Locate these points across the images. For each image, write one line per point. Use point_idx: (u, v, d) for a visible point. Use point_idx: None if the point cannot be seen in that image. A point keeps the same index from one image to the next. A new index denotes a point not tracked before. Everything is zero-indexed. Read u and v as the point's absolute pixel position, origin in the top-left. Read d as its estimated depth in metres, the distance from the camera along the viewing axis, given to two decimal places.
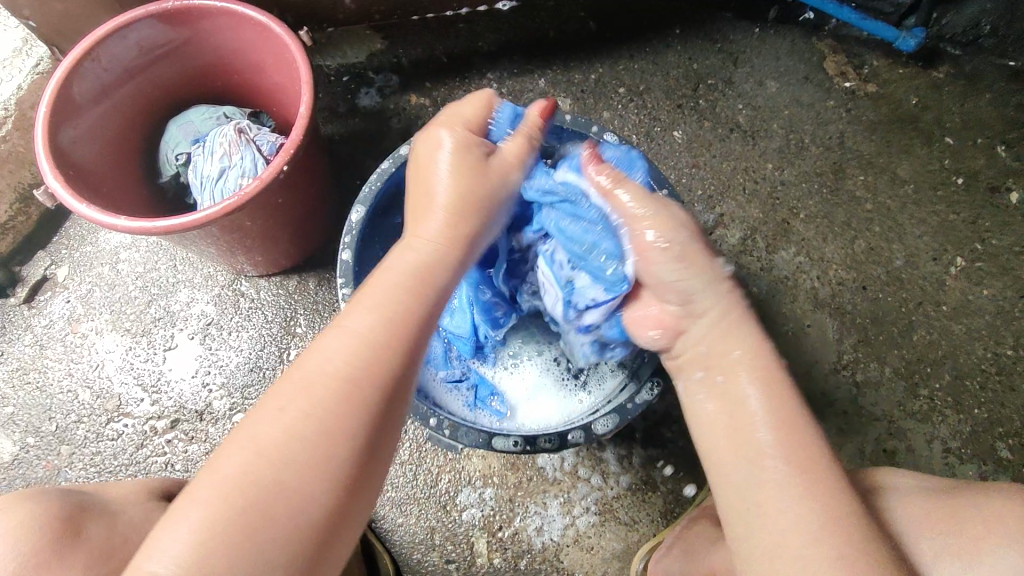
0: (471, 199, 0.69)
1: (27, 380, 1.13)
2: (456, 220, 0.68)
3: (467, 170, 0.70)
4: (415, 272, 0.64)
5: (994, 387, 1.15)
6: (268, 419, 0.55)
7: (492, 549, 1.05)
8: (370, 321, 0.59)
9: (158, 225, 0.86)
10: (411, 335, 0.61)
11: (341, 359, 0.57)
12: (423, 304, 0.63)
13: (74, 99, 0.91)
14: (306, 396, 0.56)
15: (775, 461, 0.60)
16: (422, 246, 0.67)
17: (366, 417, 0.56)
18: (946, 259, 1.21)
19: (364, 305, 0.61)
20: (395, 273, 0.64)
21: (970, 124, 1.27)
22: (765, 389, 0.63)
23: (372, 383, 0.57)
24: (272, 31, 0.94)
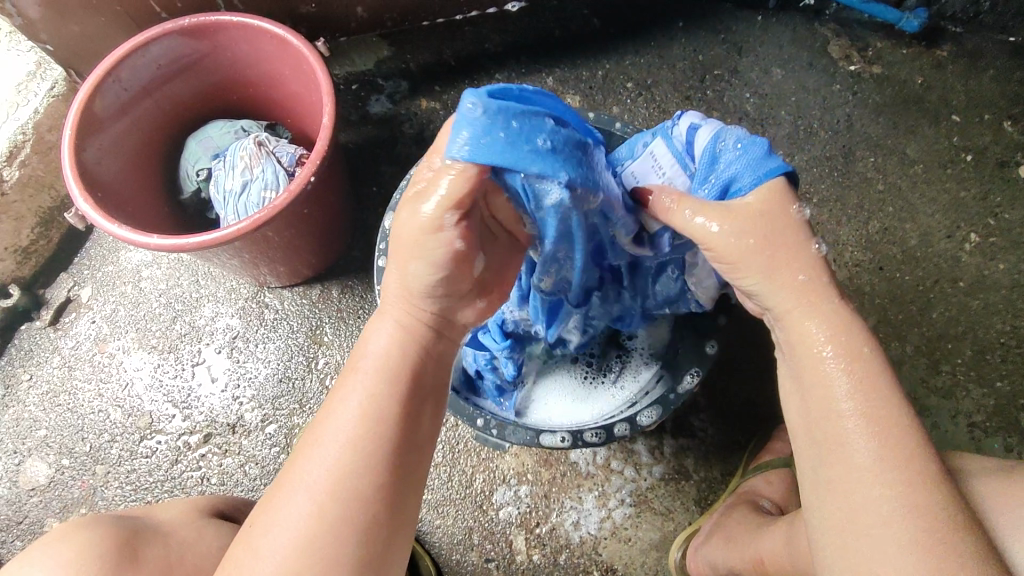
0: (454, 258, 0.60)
1: (57, 403, 1.13)
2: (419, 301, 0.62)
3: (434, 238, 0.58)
4: (383, 360, 0.61)
5: (1014, 359, 1.16)
6: (267, 532, 0.56)
7: (531, 545, 1.06)
8: (346, 428, 0.58)
9: (190, 241, 0.87)
10: (390, 426, 0.58)
11: (344, 411, 0.58)
12: (394, 395, 0.59)
13: (98, 120, 0.91)
14: (293, 509, 0.56)
15: (872, 469, 0.57)
16: (386, 336, 0.62)
17: (356, 522, 0.55)
18: (959, 236, 1.22)
19: (338, 411, 0.59)
20: (363, 367, 0.61)
21: (975, 101, 1.29)
22: (860, 395, 0.59)
23: (352, 488, 0.56)
24: (290, 43, 0.95)
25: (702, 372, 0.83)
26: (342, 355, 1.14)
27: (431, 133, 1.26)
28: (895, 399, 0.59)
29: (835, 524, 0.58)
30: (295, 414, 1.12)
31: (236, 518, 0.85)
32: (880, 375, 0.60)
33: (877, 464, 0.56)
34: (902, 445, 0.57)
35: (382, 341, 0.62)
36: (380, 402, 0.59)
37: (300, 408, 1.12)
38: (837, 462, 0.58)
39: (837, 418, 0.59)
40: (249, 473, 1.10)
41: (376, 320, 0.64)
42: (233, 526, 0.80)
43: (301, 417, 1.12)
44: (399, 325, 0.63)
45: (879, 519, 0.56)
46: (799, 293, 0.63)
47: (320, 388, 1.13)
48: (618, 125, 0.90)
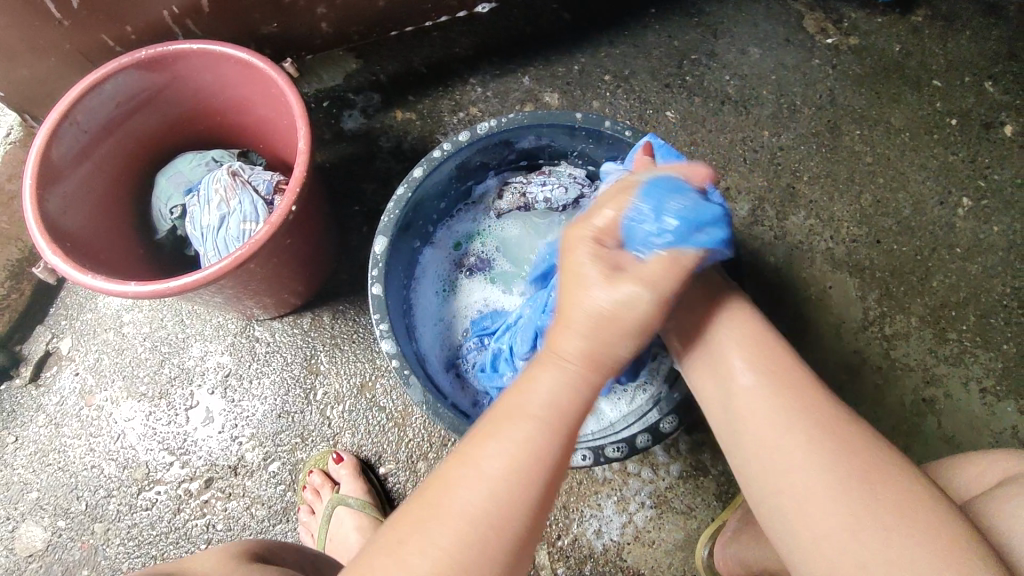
0: (613, 322, 0.56)
1: (47, 463, 1.08)
2: (604, 343, 0.56)
3: (621, 284, 0.55)
4: (554, 405, 0.55)
5: (1018, 320, 1.15)
6: (417, 548, 0.50)
7: (554, 559, 1.04)
8: (505, 461, 0.53)
9: (171, 284, 0.82)
10: (555, 462, 0.54)
11: (500, 448, 0.53)
12: (560, 440, 0.55)
13: (58, 167, 0.86)
14: (433, 528, 0.51)
15: (767, 404, 0.60)
16: (559, 373, 0.56)
17: (498, 557, 0.50)
18: (952, 201, 1.21)
19: (499, 445, 0.53)
20: (530, 402, 0.55)
21: (954, 64, 1.27)
22: (744, 346, 0.64)
23: (500, 524, 0.51)
24: (254, 66, 0.90)
25: None
26: (340, 383, 1.10)
27: (409, 145, 1.22)
28: (792, 359, 0.63)
29: (765, 496, 0.58)
30: (299, 449, 1.08)
31: (277, 562, 0.79)
32: (773, 340, 0.65)
33: (775, 405, 0.59)
34: (780, 372, 0.62)
35: (554, 375, 0.56)
36: (544, 443, 0.54)
37: (302, 442, 1.08)
38: (745, 413, 0.61)
39: (724, 371, 0.64)
40: (257, 514, 1.06)
41: (545, 360, 0.57)
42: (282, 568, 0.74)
43: (305, 451, 1.08)
44: (574, 368, 0.56)
45: (809, 475, 0.55)
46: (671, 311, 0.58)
47: (321, 419, 1.09)
48: (606, 122, 0.85)
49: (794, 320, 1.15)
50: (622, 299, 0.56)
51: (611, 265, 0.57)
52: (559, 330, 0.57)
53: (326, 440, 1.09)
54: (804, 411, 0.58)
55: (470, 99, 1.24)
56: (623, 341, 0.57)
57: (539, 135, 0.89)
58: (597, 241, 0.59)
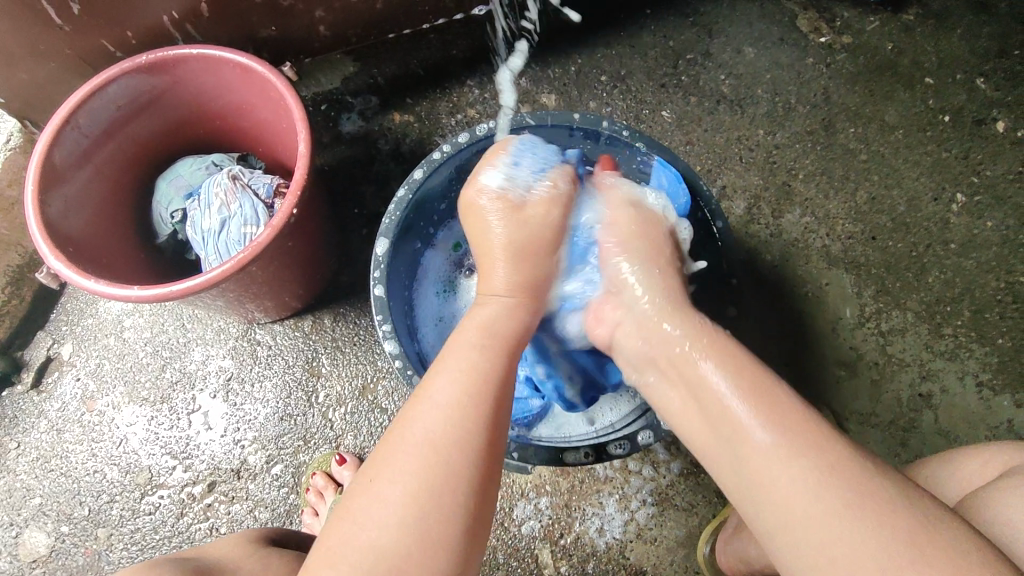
0: (526, 247, 0.74)
1: (49, 468, 1.08)
2: (524, 269, 0.73)
3: (528, 212, 0.74)
4: (487, 334, 0.67)
5: (1012, 314, 1.16)
6: (385, 467, 0.56)
7: (557, 557, 1.04)
8: (455, 391, 0.60)
9: (173, 288, 0.83)
10: (498, 380, 0.62)
11: (447, 377, 0.61)
12: (499, 367, 0.64)
13: (59, 172, 0.86)
14: (399, 462, 0.56)
15: (795, 469, 0.55)
16: (493, 306, 0.71)
17: (465, 481, 0.55)
18: (946, 198, 1.22)
19: (448, 379, 0.61)
20: (467, 339, 0.66)
21: (946, 62, 1.28)
22: (747, 397, 0.60)
23: (461, 448, 0.57)
24: (254, 70, 0.91)
25: None
26: (342, 385, 1.11)
27: (408, 148, 1.22)
28: (771, 377, 0.63)
29: (765, 517, 0.56)
30: (301, 452, 1.09)
31: (288, 544, 0.81)
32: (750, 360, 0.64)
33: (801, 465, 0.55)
34: (797, 425, 0.58)
35: (485, 311, 0.70)
36: (484, 371, 0.62)
37: (305, 445, 1.09)
38: (766, 480, 0.56)
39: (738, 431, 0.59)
40: (260, 517, 1.06)
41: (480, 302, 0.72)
42: (292, 552, 0.76)
43: (307, 454, 1.08)
44: (508, 299, 0.71)
45: (847, 542, 0.51)
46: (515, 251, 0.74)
47: (324, 421, 1.10)
48: (604, 123, 0.86)
49: (791, 316, 1.16)
50: (525, 222, 0.74)
51: (513, 203, 0.74)
52: (487, 272, 0.73)
53: (328, 442, 1.09)
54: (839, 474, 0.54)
55: (468, 101, 1.25)
56: (538, 260, 0.74)
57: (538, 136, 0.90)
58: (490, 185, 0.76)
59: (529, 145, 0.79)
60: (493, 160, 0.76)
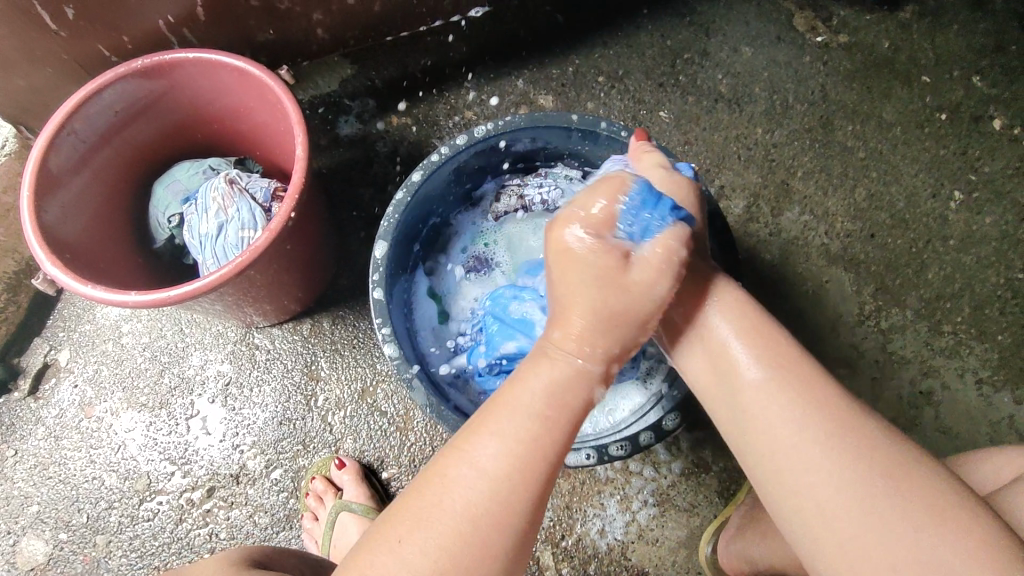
0: (620, 316, 0.61)
1: (47, 475, 1.08)
2: (605, 337, 0.61)
3: (637, 277, 0.62)
4: (552, 402, 0.59)
5: (1012, 311, 1.16)
6: (419, 529, 0.54)
7: (559, 559, 1.04)
8: (505, 460, 0.56)
9: (171, 293, 0.82)
10: (552, 451, 0.58)
11: (502, 445, 0.56)
12: (559, 436, 0.58)
13: (55, 177, 0.86)
14: (432, 526, 0.54)
15: (793, 418, 0.59)
16: (567, 368, 0.61)
17: (498, 555, 0.54)
18: (944, 194, 1.22)
19: (497, 441, 0.57)
20: (529, 400, 0.59)
21: (943, 59, 1.29)
22: (757, 349, 0.64)
23: (500, 523, 0.54)
24: (251, 74, 0.90)
25: None
26: (341, 389, 1.10)
27: (406, 150, 1.22)
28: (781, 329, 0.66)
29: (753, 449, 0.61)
30: (301, 456, 1.08)
31: (274, 566, 0.78)
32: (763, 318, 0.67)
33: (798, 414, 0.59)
34: (802, 378, 0.61)
35: (551, 369, 0.60)
36: (544, 442, 0.57)
37: (304, 449, 1.08)
38: (762, 426, 0.60)
39: (740, 381, 0.63)
40: (260, 522, 1.06)
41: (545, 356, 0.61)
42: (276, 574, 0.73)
43: (307, 458, 1.08)
44: (579, 365, 0.61)
45: (834, 483, 0.55)
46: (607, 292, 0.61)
47: (323, 425, 1.09)
48: (602, 123, 0.86)
49: (791, 315, 1.16)
50: (627, 288, 0.62)
51: (621, 260, 0.62)
52: (563, 320, 0.62)
53: (328, 446, 1.08)
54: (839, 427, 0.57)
55: (465, 102, 1.25)
56: (631, 328, 0.62)
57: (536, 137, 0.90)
58: (597, 234, 0.63)
59: (645, 187, 0.66)
60: (600, 209, 0.64)
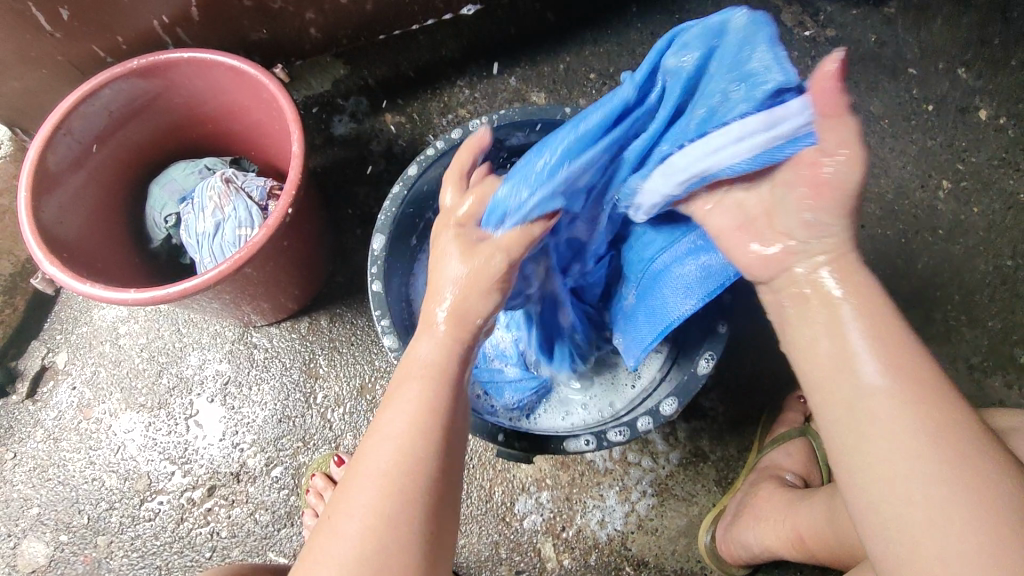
0: (475, 282, 0.64)
1: (47, 477, 1.08)
2: (462, 308, 0.64)
3: (476, 254, 0.64)
4: (433, 362, 0.62)
5: (1000, 297, 1.18)
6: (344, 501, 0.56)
7: (560, 551, 1.05)
8: (400, 419, 0.58)
9: (169, 291, 0.83)
10: (443, 409, 0.59)
11: (395, 412, 0.59)
12: (446, 389, 0.61)
13: (52, 176, 0.86)
14: (355, 498, 0.55)
15: (913, 433, 0.49)
16: (432, 337, 0.64)
17: (418, 508, 0.54)
18: (932, 184, 1.24)
19: (396, 409, 0.59)
20: (413, 366, 0.62)
21: (929, 52, 1.30)
22: (878, 347, 0.53)
23: (414, 479, 0.55)
24: (246, 73, 0.91)
25: (717, 353, 0.80)
26: (340, 386, 1.11)
27: (400, 148, 1.23)
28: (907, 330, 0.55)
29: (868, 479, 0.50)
30: (300, 453, 1.09)
31: None
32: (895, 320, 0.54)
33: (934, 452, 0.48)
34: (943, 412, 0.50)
35: (433, 343, 0.63)
36: (434, 397, 0.60)
37: (304, 446, 1.09)
38: (878, 435, 0.50)
39: (847, 374, 0.53)
40: (261, 520, 1.06)
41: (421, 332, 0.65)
42: None
43: (307, 455, 1.08)
44: (443, 333, 0.64)
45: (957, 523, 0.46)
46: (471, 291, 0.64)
47: (322, 422, 1.10)
48: None
49: None
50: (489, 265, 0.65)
51: (470, 242, 0.66)
52: (430, 301, 0.65)
53: (328, 443, 1.09)
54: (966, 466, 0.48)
55: (459, 100, 1.26)
56: (481, 296, 0.64)
57: (531, 131, 0.91)
58: (460, 224, 0.67)
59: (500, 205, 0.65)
60: (461, 206, 0.68)
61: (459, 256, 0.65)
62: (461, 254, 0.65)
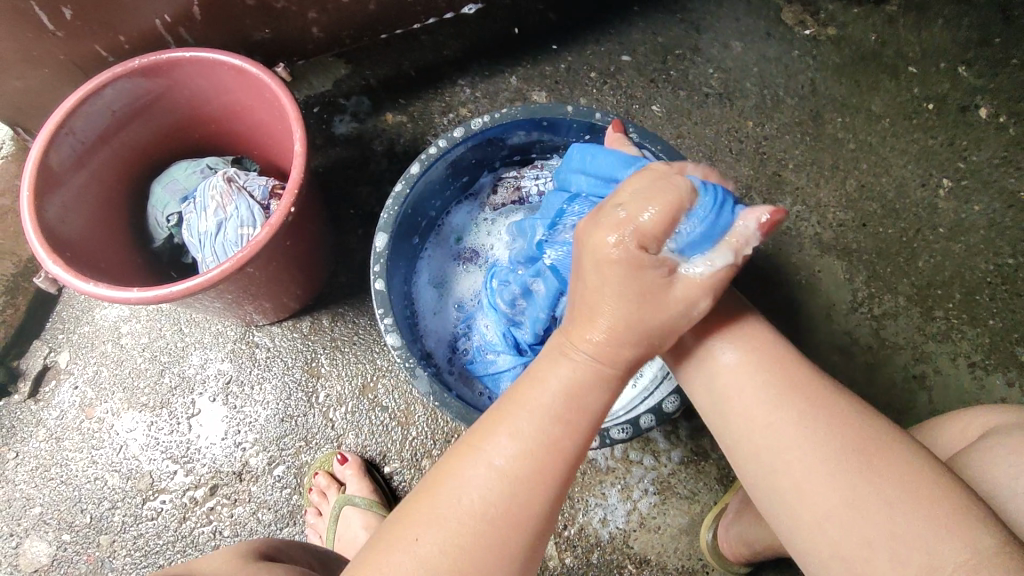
0: (646, 306, 0.58)
1: (49, 477, 1.08)
2: (614, 342, 0.58)
3: (663, 276, 0.57)
4: (567, 400, 0.58)
5: (1001, 295, 1.18)
6: (431, 524, 0.55)
7: (562, 549, 1.05)
8: (514, 460, 0.56)
9: (172, 290, 0.83)
10: (563, 460, 0.58)
11: (511, 450, 0.57)
12: (574, 435, 0.58)
13: (55, 176, 0.86)
14: (446, 529, 0.54)
15: (784, 423, 0.59)
16: (572, 367, 0.59)
17: (511, 553, 0.55)
18: (933, 183, 1.24)
19: (508, 438, 0.57)
20: (542, 399, 0.58)
21: (929, 51, 1.31)
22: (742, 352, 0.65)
23: (515, 517, 0.55)
24: (248, 72, 0.91)
25: None
26: (342, 385, 1.11)
27: (401, 148, 1.23)
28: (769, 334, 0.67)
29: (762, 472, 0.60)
30: (302, 453, 1.09)
31: (280, 558, 0.79)
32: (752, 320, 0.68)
33: (801, 429, 0.58)
34: (795, 391, 0.61)
35: (571, 370, 0.59)
36: (553, 437, 0.58)
37: (306, 445, 1.09)
38: (758, 429, 0.61)
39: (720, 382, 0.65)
40: (263, 519, 1.06)
41: (558, 354, 0.60)
42: (286, 565, 0.74)
43: (309, 454, 1.09)
44: (587, 362, 0.59)
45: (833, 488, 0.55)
46: (636, 316, 0.58)
47: (324, 421, 1.10)
48: (598, 114, 0.87)
49: (785, 305, 1.17)
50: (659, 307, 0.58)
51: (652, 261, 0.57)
52: (584, 322, 0.59)
53: (330, 442, 1.09)
54: (827, 431, 0.58)
55: (460, 100, 1.26)
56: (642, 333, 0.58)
57: (532, 128, 0.90)
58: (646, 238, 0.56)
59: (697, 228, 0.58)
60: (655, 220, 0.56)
61: (627, 268, 0.56)
62: (640, 272, 0.57)
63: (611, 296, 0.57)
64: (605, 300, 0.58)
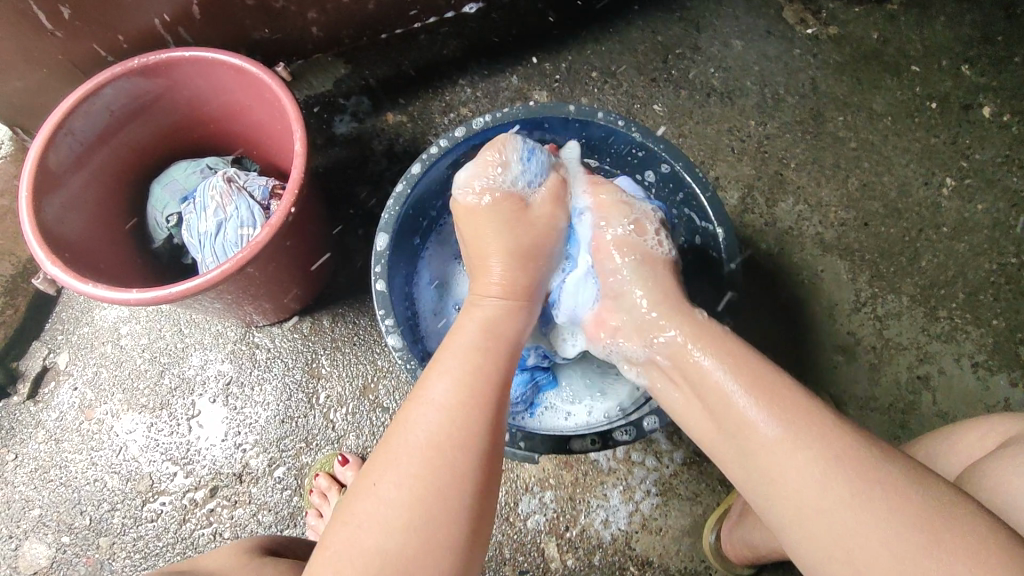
0: (514, 228, 0.78)
1: (48, 479, 1.07)
2: (509, 270, 0.75)
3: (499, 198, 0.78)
4: (485, 332, 0.68)
5: (1005, 295, 1.18)
6: (388, 462, 0.57)
7: (564, 551, 1.04)
8: (451, 389, 0.60)
9: (172, 291, 0.82)
10: (494, 383, 0.63)
11: (447, 383, 0.61)
12: (499, 362, 0.66)
13: (54, 176, 0.86)
14: (399, 465, 0.56)
15: (796, 463, 0.57)
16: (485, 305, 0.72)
17: (467, 476, 0.56)
18: (936, 182, 1.24)
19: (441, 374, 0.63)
20: (466, 339, 0.67)
21: (931, 50, 1.30)
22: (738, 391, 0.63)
23: (464, 442, 0.57)
24: (248, 72, 0.90)
25: None
26: (342, 386, 1.10)
27: (401, 148, 1.22)
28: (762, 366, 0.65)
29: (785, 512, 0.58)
30: (303, 454, 1.08)
31: (284, 553, 0.79)
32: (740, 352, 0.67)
33: (810, 473, 0.56)
34: (812, 429, 0.58)
35: (481, 312, 0.72)
36: (483, 367, 0.64)
37: (306, 446, 1.08)
38: (770, 473, 0.58)
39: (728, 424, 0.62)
40: (263, 521, 1.06)
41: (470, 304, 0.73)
42: (290, 562, 0.74)
43: (309, 455, 1.08)
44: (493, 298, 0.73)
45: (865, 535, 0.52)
46: (511, 241, 0.77)
47: (325, 422, 1.09)
48: (600, 113, 0.86)
49: (787, 305, 1.17)
50: (529, 222, 0.79)
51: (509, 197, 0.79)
52: (481, 267, 0.76)
53: (330, 443, 1.09)
54: (858, 471, 0.55)
55: (461, 100, 1.25)
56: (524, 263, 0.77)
57: (534, 127, 0.90)
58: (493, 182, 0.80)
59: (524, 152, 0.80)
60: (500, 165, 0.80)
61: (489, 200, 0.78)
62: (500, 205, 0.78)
63: (491, 230, 0.77)
64: (489, 240, 0.76)
